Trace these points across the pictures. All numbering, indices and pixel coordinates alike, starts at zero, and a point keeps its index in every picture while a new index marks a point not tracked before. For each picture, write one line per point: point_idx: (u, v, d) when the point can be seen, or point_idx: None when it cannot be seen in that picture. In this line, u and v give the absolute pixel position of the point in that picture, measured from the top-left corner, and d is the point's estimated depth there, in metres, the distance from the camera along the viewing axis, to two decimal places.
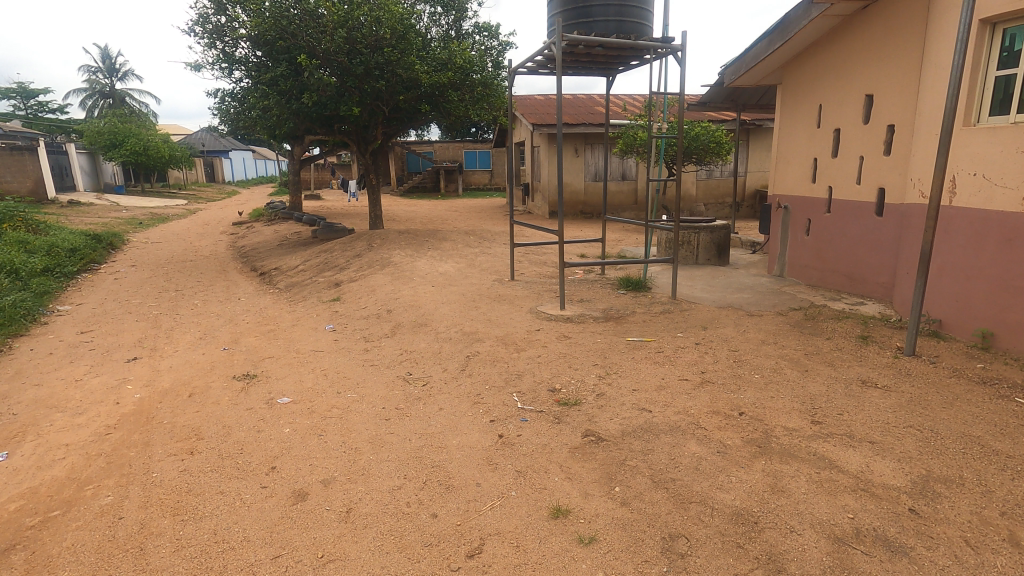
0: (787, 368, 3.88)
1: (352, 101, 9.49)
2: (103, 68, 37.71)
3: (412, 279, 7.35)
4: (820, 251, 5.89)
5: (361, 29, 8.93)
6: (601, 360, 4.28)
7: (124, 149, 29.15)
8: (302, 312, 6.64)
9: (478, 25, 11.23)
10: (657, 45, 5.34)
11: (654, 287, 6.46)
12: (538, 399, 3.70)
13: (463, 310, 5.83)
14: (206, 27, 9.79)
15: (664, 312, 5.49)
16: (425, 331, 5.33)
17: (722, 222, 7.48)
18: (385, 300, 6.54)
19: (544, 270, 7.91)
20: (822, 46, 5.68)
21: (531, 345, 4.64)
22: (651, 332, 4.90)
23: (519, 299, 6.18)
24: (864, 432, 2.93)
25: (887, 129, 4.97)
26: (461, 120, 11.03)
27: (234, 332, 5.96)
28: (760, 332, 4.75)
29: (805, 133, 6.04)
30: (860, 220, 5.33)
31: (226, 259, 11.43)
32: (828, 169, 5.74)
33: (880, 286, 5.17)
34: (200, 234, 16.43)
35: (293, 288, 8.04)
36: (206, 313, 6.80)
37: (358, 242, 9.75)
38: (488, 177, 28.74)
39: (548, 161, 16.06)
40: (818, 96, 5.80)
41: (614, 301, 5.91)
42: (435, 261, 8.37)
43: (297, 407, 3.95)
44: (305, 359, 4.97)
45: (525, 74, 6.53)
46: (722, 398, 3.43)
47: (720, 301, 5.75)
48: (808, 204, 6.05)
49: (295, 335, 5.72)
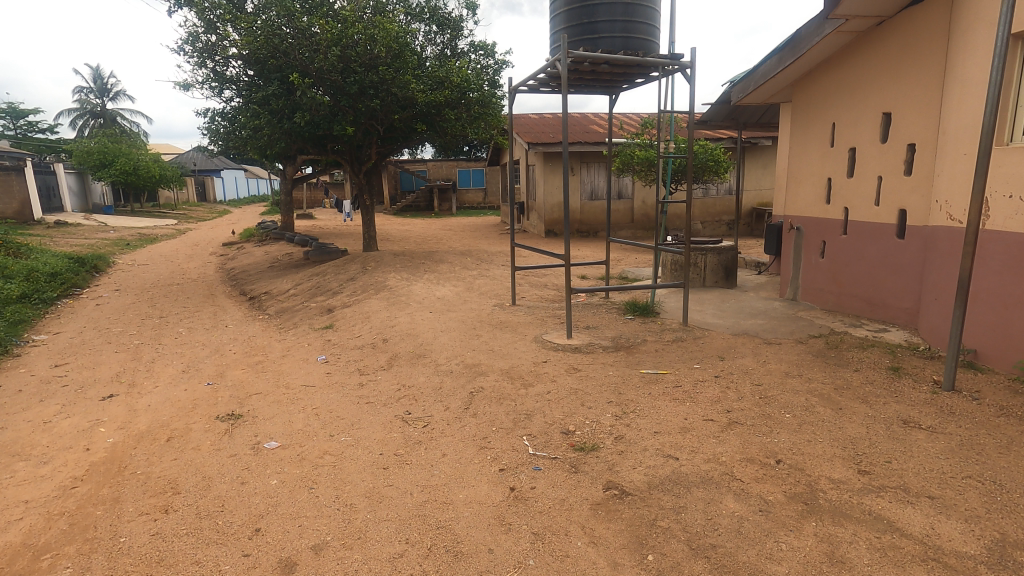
0: (820, 406, 3.58)
1: (346, 120, 9.25)
2: (95, 88, 37.57)
3: (409, 304, 7.03)
4: (836, 274, 5.64)
5: (356, 47, 8.75)
6: (616, 397, 3.96)
7: (114, 169, 28.84)
8: (293, 342, 6.28)
9: (474, 43, 11.08)
10: (666, 62, 5.13)
11: (663, 312, 6.17)
12: (551, 444, 3.38)
13: (464, 339, 5.51)
14: (196, 45, 9.55)
15: (676, 340, 5.19)
16: (424, 362, 5.00)
17: (729, 242, 7.26)
18: (380, 328, 6.21)
19: (546, 294, 7.62)
20: (834, 63, 5.51)
21: (539, 380, 4.32)
22: (665, 364, 4.60)
23: (522, 326, 5.87)
24: (920, 486, 2.63)
25: (908, 148, 4.77)
26: (457, 139, 10.84)
27: (220, 364, 5.60)
28: (782, 363, 4.46)
29: (817, 152, 5.84)
30: (880, 243, 5.10)
31: (215, 282, 11.08)
32: (843, 189, 5.52)
33: (904, 312, 4.91)
34: (189, 255, 16.06)
35: (284, 314, 7.71)
36: (191, 343, 6.44)
37: (352, 265, 9.44)
38: (481, 196, 28.68)
39: (543, 179, 15.90)
40: (830, 114, 5.62)
41: (623, 329, 5.61)
42: (432, 284, 8.07)
43: (286, 453, 3.60)
44: (296, 395, 4.61)
45: (525, 92, 6.32)
46: (755, 443, 3.12)
47: (734, 327, 5.47)
48: (822, 225, 5.82)
49: (285, 368, 5.37)
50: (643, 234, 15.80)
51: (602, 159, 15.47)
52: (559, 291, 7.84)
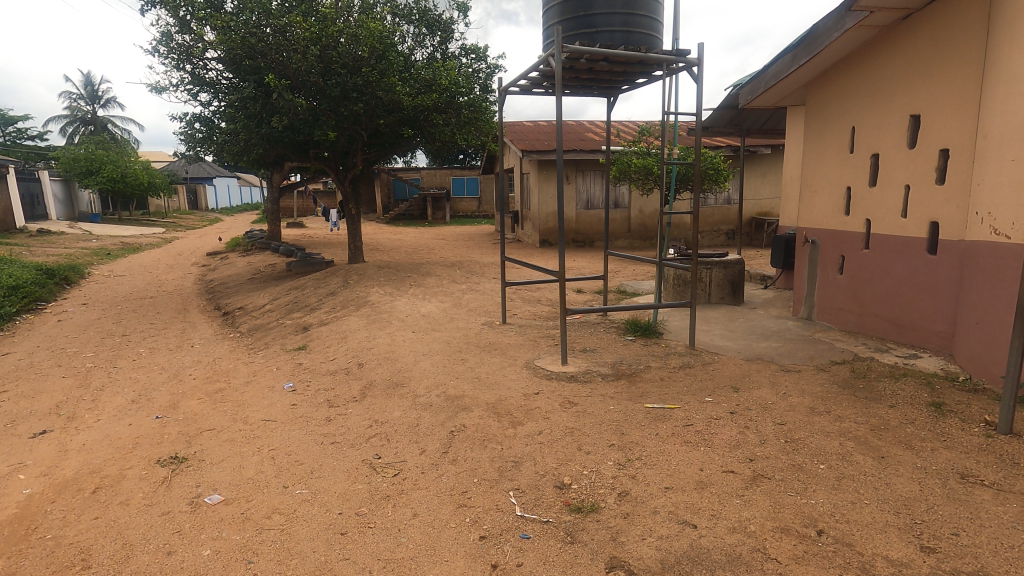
0: (859, 454, 3.05)
1: (328, 125, 8.71)
2: (85, 94, 36.98)
3: (390, 323, 6.47)
4: (858, 293, 5.13)
5: (338, 48, 8.27)
6: (618, 439, 3.43)
7: (101, 176, 28.24)
8: (260, 366, 5.71)
9: (465, 47, 10.62)
10: (672, 59, 4.64)
11: (667, 332, 5.65)
12: (542, 503, 2.83)
13: (448, 364, 4.96)
14: (170, 46, 9.03)
15: (683, 367, 4.66)
16: (402, 392, 4.46)
17: (736, 255, 6.76)
18: (356, 350, 5.64)
19: (539, 311, 7.09)
20: (852, 62, 5.04)
21: (530, 417, 3.77)
22: (672, 397, 4.07)
23: (512, 349, 5.33)
24: (1002, 571, 2.10)
25: (940, 154, 4.29)
26: (447, 146, 10.34)
27: (176, 392, 5.02)
28: (805, 397, 3.94)
29: (833, 158, 5.35)
30: (907, 259, 4.62)
31: (190, 295, 10.50)
32: (864, 200, 5.02)
33: (936, 336, 4.41)
34: (170, 266, 15.44)
35: (256, 332, 7.15)
36: (149, 366, 5.85)
37: (333, 278, 8.89)
38: (476, 205, 28.21)
39: (538, 188, 15.43)
40: (849, 117, 5.13)
41: (623, 352, 5.08)
42: (417, 300, 7.52)
43: (230, 510, 3.03)
44: (252, 433, 4.04)
45: (517, 93, 5.82)
46: (788, 505, 2.59)
47: (746, 351, 4.95)
48: (840, 238, 5.31)
49: (246, 398, 4.80)
50: (640, 243, 15.32)
51: (599, 167, 15.00)
52: (553, 307, 7.32)
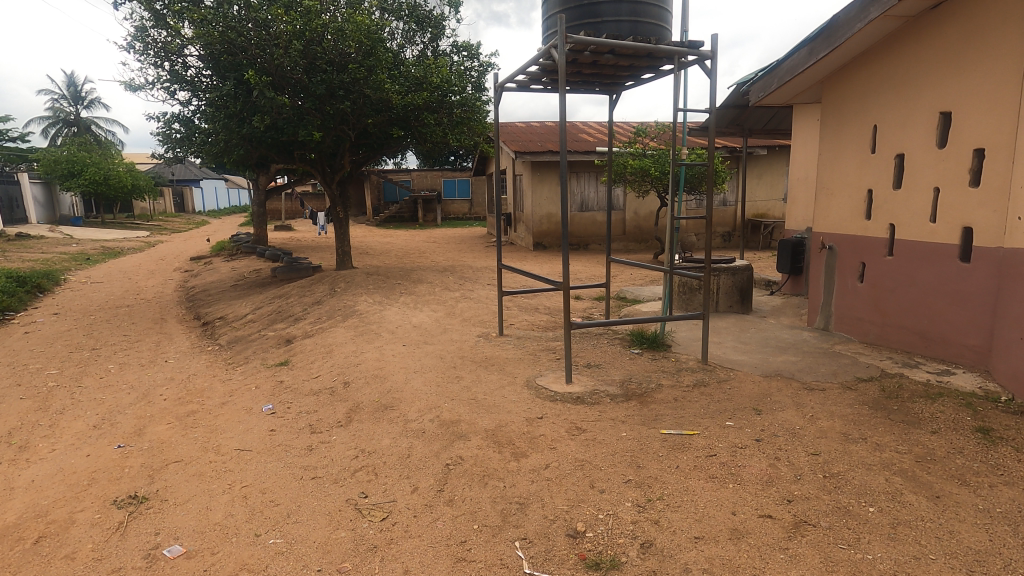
0: (910, 493, 2.70)
1: (313, 124, 8.27)
2: (68, 95, 36.13)
3: (379, 336, 6.05)
4: (880, 303, 4.78)
5: (323, 43, 7.86)
6: (634, 474, 3.06)
7: (83, 179, 27.56)
8: (238, 384, 5.28)
9: (457, 44, 10.25)
10: (684, 51, 4.28)
11: (675, 345, 5.30)
12: (553, 556, 2.45)
13: (442, 383, 4.56)
14: (145, 42, 8.57)
15: (697, 385, 4.29)
16: (392, 416, 4.06)
17: (744, 262, 6.39)
18: (342, 366, 5.22)
19: (537, 320, 6.72)
20: (874, 56, 4.72)
21: (535, 447, 3.39)
22: (689, 421, 3.71)
23: (511, 365, 4.95)
24: None
25: (975, 154, 3.97)
26: (439, 146, 9.93)
27: (143, 416, 4.58)
28: (835, 420, 3.58)
29: (852, 159, 5.01)
30: (936, 266, 4.29)
31: (169, 304, 10.01)
32: (888, 203, 4.68)
33: (971, 350, 4.08)
34: (150, 271, 14.88)
35: (236, 345, 6.70)
36: (116, 386, 5.40)
37: (319, 285, 8.45)
38: (467, 207, 27.83)
39: (531, 190, 15.07)
40: (870, 115, 4.80)
41: (631, 369, 4.70)
42: (408, 309, 7.11)
43: (191, 566, 2.62)
44: (223, 466, 3.61)
45: (513, 90, 5.44)
46: (843, 563, 2.22)
47: (764, 367, 4.60)
48: (860, 244, 4.96)
49: (220, 423, 4.37)
50: (636, 246, 14.99)
51: (593, 168, 14.67)
52: (552, 316, 6.94)
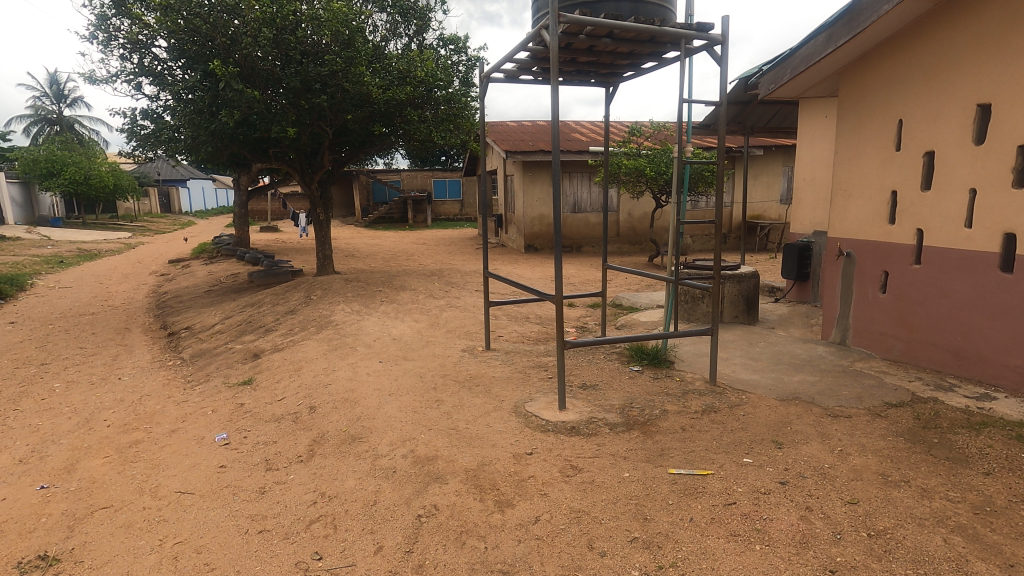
0: (979, 561, 2.21)
1: (288, 119, 7.73)
2: (50, 93, 35.18)
3: (354, 350, 5.51)
4: (905, 316, 4.32)
5: (297, 33, 7.35)
6: (642, 529, 2.57)
7: (62, 178, 26.75)
8: (193, 407, 4.72)
9: (443, 37, 9.74)
10: (692, 34, 3.80)
11: (679, 362, 4.82)
12: None
13: (418, 409, 4.04)
14: (106, 31, 8.00)
15: (706, 412, 3.80)
16: (360, 450, 3.53)
17: (749, 268, 5.96)
18: (309, 387, 4.68)
19: (527, 331, 6.22)
20: (899, 43, 4.26)
21: (522, 493, 2.89)
22: (700, 457, 3.23)
23: (497, 385, 4.46)
24: None
25: (1019, 151, 3.52)
26: (425, 146, 9.42)
27: (77, 448, 4.02)
28: (869, 457, 3.11)
29: (872, 157, 4.55)
30: (973, 277, 3.83)
31: (137, 311, 9.42)
32: (915, 206, 4.22)
33: (1014, 372, 3.62)
34: (125, 275, 14.24)
35: (200, 359, 6.16)
36: (58, 409, 4.84)
37: (294, 292, 7.92)
38: (458, 207, 27.31)
39: (522, 190, 14.59)
40: (894, 108, 4.35)
41: (631, 391, 4.21)
42: (389, 320, 6.57)
43: None
44: (157, 515, 3.07)
45: (500, 81, 4.93)
46: None
47: (779, 389, 4.12)
48: (883, 251, 4.50)
49: (164, 456, 3.82)
50: (630, 249, 14.55)
51: (586, 169, 14.21)
52: (544, 327, 6.45)
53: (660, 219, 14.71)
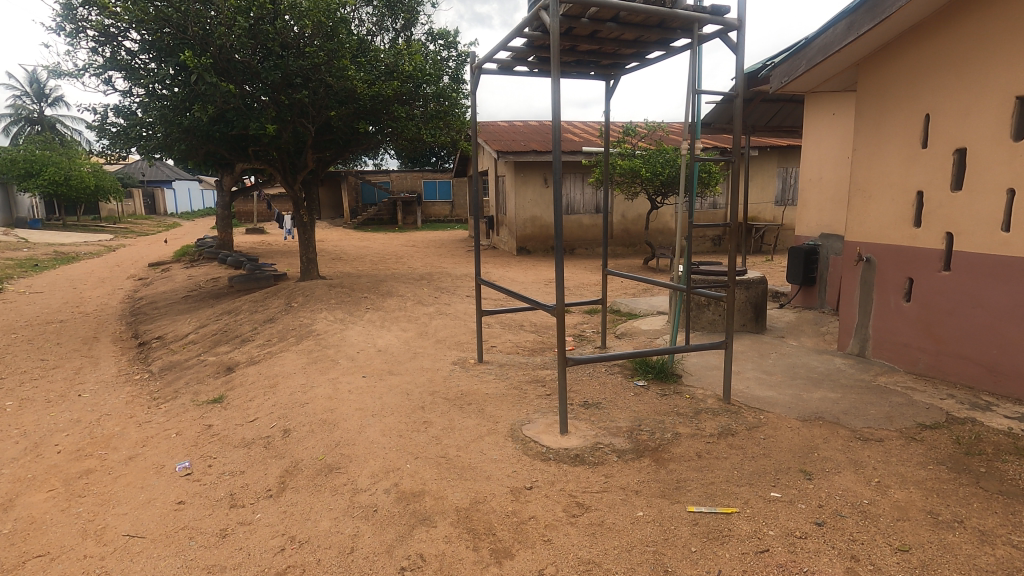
0: None
1: (267, 116, 7.32)
2: (31, 92, 34.26)
3: (335, 364, 5.09)
4: (932, 326, 4.00)
5: (276, 23, 6.93)
6: None
7: (42, 178, 25.94)
8: (155, 429, 4.28)
9: (432, 32, 9.37)
10: (706, 18, 3.44)
11: (687, 377, 4.46)
12: None
13: (404, 433, 3.64)
14: (74, 22, 7.52)
15: (723, 436, 3.44)
16: (337, 483, 3.13)
17: (756, 274, 5.65)
18: (285, 407, 4.26)
19: (522, 341, 5.84)
20: (925, 31, 3.95)
21: (523, 540, 2.50)
22: (722, 490, 2.86)
23: (491, 405, 4.06)
24: None
25: None
26: (413, 145, 9.01)
27: (20, 480, 3.58)
28: (912, 491, 2.76)
29: (895, 155, 4.23)
30: (1010, 285, 3.51)
31: (109, 318, 8.92)
32: (943, 207, 3.90)
33: None
34: (102, 279, 13.66)
35: (169, 372, 5.71)
36: (6, 431, 4.38)
37: (274, 299, 7.49)
38: (449, 208, 26.87)
39: (513, 192, 14.20)
40: (919, 102, 4.03)
41: (637, 410, 3.84)
42: (374, 329, 6.16)
43: None
44: (98, 566, 2.65)
45: (493, 72, 4.55)
46: None
47: (799, 407, 3.78)
48: (906, 256, 4.17)
49: (117, 490, 3.39)
50: (623, 251, 14.23)
51: (580, 169, 13.86)
52: (539, 336, 6.07)
53: (655, 221, 14.40)
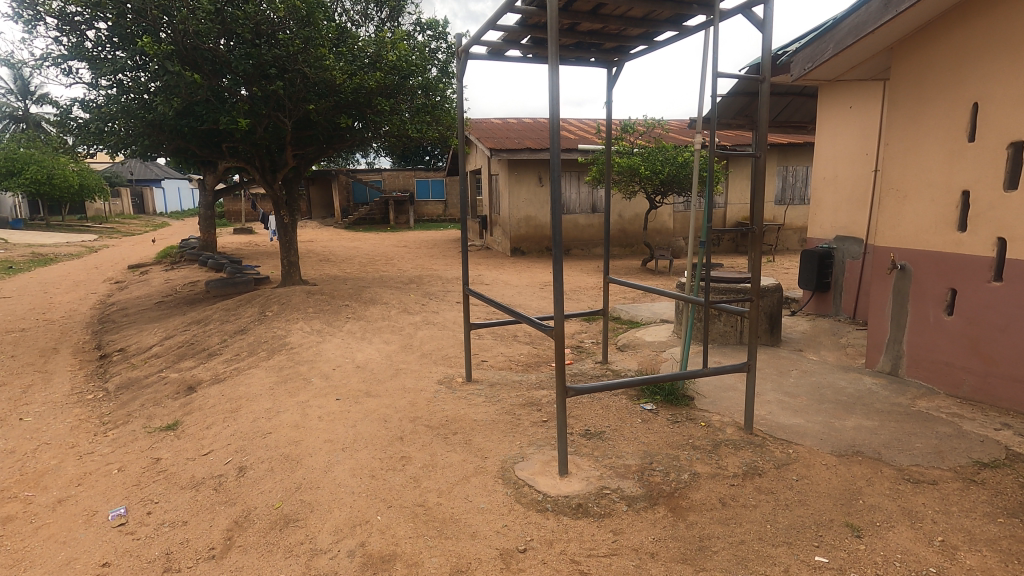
0: None
1: (239, 109, 6.77)
2: (15, 90, 33.49)
3: (307, 384, 4.56)
4: (980, 344, 3.52)
5: (249, 8, 6.39)
6: None
7: (24, 177, 25.18)
8: (97, 463, 3.75)
9: (420, 22, 8.83)
10: None
11: (700, 400, 3.97)
12: None
13: (377, 473, 3.13)
14: (32, 8, 6.96)
15: (749, 476, 2.95)
16: (293, 541, 2.62)
17: (771, 281, 5.19)
18: (244, 437, 3.74)
19: (515, 355, 5.33)
20: (973, 9, 3.48)
21: None
22: (755, 551, 2.37)
23: (479, 435, 3.56)
24: None
25: None
26: (400, 141, 8.45)
27: None
28: (988, 555, 2.27)
29: (935, 149, 3.76)
30: None
31: (74, 327, 8.35)
32: (994, 209, 3.42)
33: None
34: (77, 283, 13.06)
35: (126, 391, 5.17)
36: None
37: (247, 307, 6.95)
38: (442, 208, 26.34)
39: (507, 190, 13.70)
40: (966, 89, 3.55)
41: (646, 442, 3.35)
42: (353, 342, 5.63)
43: None
44: None
45: (482, 57, 4.05)
46: None
47: (832, 439, 3.29)
48: (949, 265, 3.69)
49: (35, 545, 2.86)
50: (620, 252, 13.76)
51: (576, 168, 13.37)
52: (534, 349, 5.57)
53: (654, 220, 13.94)
